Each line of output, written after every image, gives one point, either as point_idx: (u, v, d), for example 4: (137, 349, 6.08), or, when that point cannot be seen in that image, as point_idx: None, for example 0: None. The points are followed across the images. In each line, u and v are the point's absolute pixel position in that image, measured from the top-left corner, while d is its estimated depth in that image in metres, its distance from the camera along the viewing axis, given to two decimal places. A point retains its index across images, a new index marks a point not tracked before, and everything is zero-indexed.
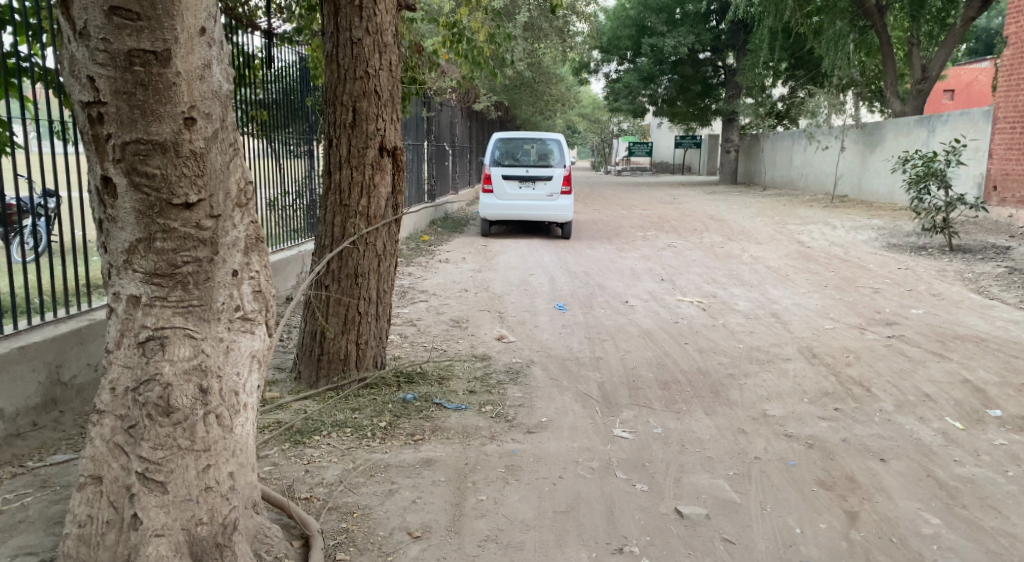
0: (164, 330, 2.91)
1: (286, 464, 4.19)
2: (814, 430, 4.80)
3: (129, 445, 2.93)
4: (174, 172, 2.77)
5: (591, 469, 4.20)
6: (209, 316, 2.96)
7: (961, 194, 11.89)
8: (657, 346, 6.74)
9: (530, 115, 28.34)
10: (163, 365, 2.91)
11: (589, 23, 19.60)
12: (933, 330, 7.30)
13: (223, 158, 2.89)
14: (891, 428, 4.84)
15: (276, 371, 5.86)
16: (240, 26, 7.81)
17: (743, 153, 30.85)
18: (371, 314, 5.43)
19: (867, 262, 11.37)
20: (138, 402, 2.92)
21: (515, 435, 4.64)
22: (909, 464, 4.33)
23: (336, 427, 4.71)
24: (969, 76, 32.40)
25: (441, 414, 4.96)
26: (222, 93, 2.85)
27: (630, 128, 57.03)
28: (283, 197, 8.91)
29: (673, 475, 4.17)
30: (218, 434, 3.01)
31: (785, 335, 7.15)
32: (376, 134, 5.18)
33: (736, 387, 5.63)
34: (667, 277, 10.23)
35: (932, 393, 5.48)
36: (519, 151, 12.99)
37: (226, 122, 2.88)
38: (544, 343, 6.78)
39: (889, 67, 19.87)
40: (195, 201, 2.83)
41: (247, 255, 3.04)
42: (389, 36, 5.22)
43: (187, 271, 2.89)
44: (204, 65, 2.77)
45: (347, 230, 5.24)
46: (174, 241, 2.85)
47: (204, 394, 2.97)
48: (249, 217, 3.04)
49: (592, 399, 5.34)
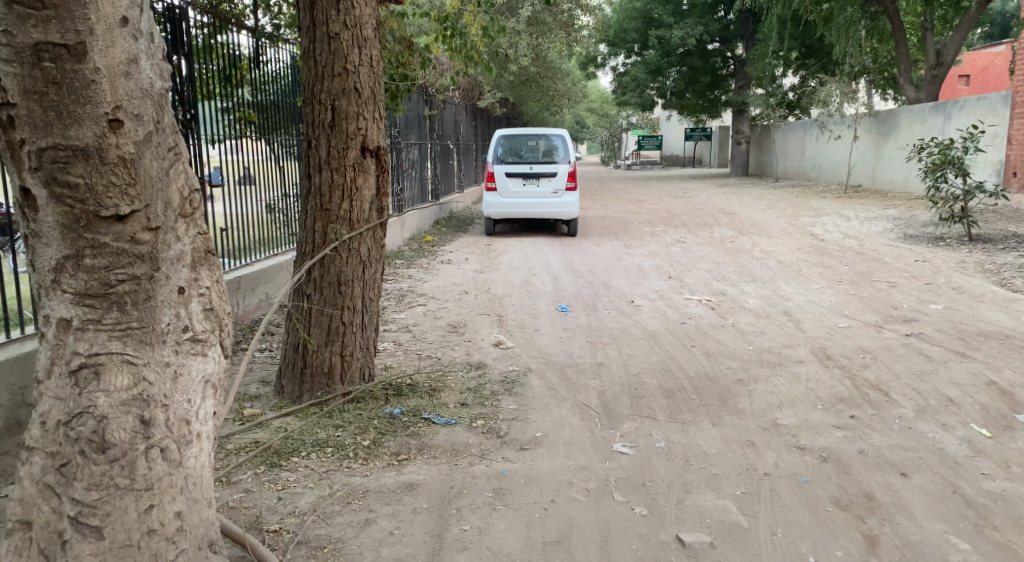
0: (100, 357, 2.60)
1: (258, 491, 3.90)
2: (828, 442, 4.46)
3: (61, 486, 2.62)
4: (101, 180, 2.47)
5: (586, 491, 3.89)
6: (153, 339, 2.67)
7: (981, 181, 11.51)
8: (663, 350, 6.41)
9: (536, 110, 28.01)
10: (98, 397, 2.61)
11: (595, 16, 19.15)
12: (953, 326, 6.93)
13: (160, 164, 2.61)
14: (912, 437, 4.51)
15: (260, 386, 5.55)
16: (226, 24, 7.49)
17: (754, 144, 30.41)
18: (355, 324, 5.11)
19: (884, 254, 10.99)
20: (70, 438, 2.61)
21: (506, 453, 4.34)
22: (933, 478, 3.99)
23: (317, 447, 4.41)
24: (985, 61, 31.96)
25: (429, 430, 4.65)
26: (154, 91, 2.57)
27: (640, 123, 56.73)
28: (281, 200, 8.63)
29: (675, 496, 3.85)
30: (161, 471, 2.71)
31: (798, 336, 6.82)
32: (357, 133, 4.87)
33: (745, 394, 5.29)
34: (674, 274, 9.90)
35: (956, 398, 5.13)
36: (524, 147, 12.67)
37: (161, 123, 2.60)
38: (543, 349, 6.47)
39: (902, 54, 19.47)
40: (129, 212, 2.53)
41: (196, 270, 2.77)
42: (370, 29, 4.91)
43: (123, 291, 2.58)
44: (129, 60, 2.48)
45: (328, 235, 4.93)
46: (106, 257, 2.55)
47: (146, 426, 2.67)
48: (195, 228, 2.76)
49: (591, 409, 5.02)
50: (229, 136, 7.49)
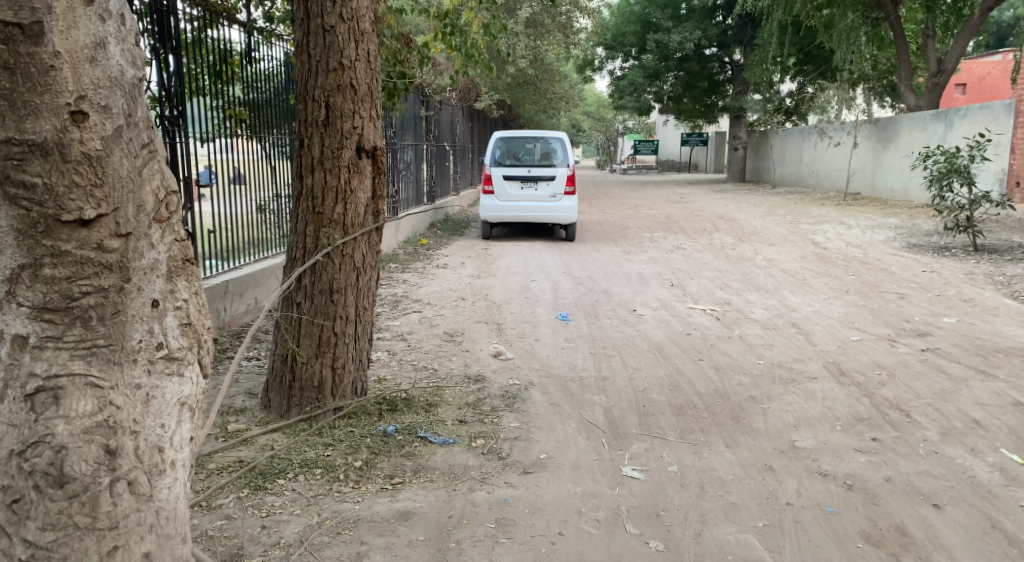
0: (60, 379, 2.27)
1: (240, 517, 3.60)
2: (851, 468, 4.18)
3: (12, 525, 2.29)
4: (62, 180, 2.17)
5: (595, 522, 3.61)
6: (122, 358, 2.35)
7: (988, 191, 11.25)
8: (669, 363, 6.13)
9: (532, 114, 27.79)
10: (57, 424, 2.28)
11: (593, 19, 18.89)
12: (971, 342, 6.65)
13: (131, 162, 2.30)
14: (940, 463, 4.23)
15: (246, 397, 5.26)
16: (217, 18, 7.19)
17: (751, 150, 30.21)
18: (348, 335, 4.81)
19: (890, 264, 10.74)
20: (24, 471, 2.28)
21: (509, 478, 4.05)
22: (968, 511, 3.71)
23: (305, 467, 4.12)
24: (982, 70, 31.81)
25: (426, 450, 4.36)
26: (124, 79, 2.26)
27: (636, 127, 56.66)
28: (273, 200, 8.31)
29: (693, 528, 3.58)
30: (128, 507, 2.40)
31: (809, 349, 6.54)
32: (353, 132, 4.57)
33: (759, 413, 5.00)
34: (676, 282, 9.63)
35: (982, 419, 4.85)
36: (522, 150, 12.38)
37: (132, 117, 2.29)
38: (545, 361, 6.17)
39: (903, 61, 19.22)
40: (95, 216, 2.23)
41: (172, 281, 2.46)
42: (367, 23, 4.62)
43: (87, 305, 2.26)
44: (95, 45, 2.19)
45: (320, 240, 4.63)
46: (68, 267, 2.23)
47: (112, 456, 2.35)
48: (172, 234, 2.46)
49: (598, 428, 4.73)
50: (219, 134, 7.18)
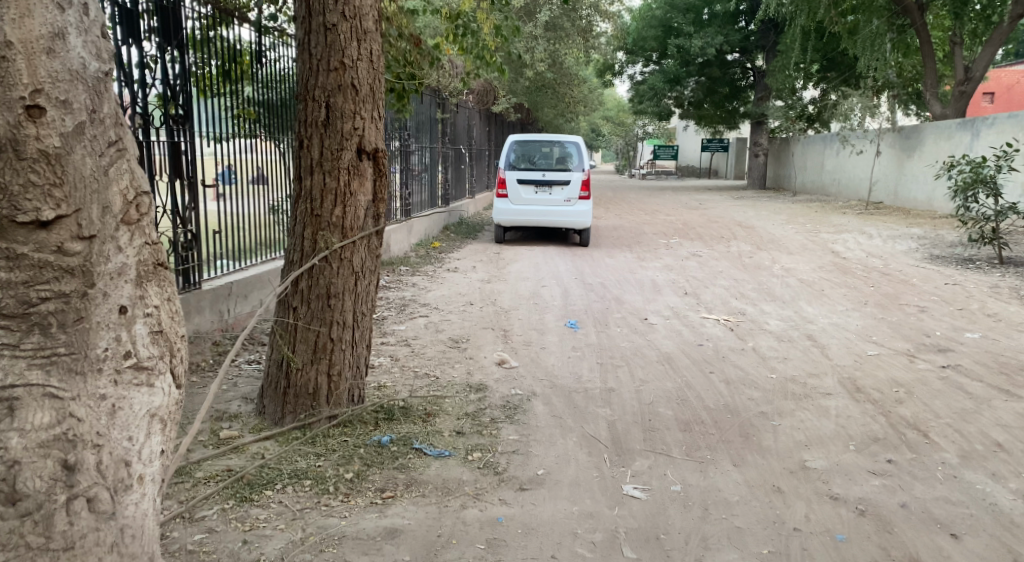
0: (15, 389, 2.04)
1: (222, 531, 3.47)
2: (864, 492, 3.98)
3: None
4: (16, 179, 1.99)
5: (591, 546, 3.44)
6: (85, 367, 2.11)
7: (1015, 202, 10.95)
8: (679, 375, 5.93)
9: (552, 118, 27.69)
10: (10, 437, 2.04)
11: (614, 22, 18.75)
12: (993, 359, 6.42)
13: (96, 161, 2.11)
14: (959, 489, 4.03)
15: (241, 403, 5.13)
16: (228, 17, 7.08)
17: (771, 156, 29.95)
18: (345, 341, 4.67)
19: (911, 276, 10.49)
20: None
21: (504, 495, 3.89)
22: (988, 541, 3.52)
23: (295, 478, 3.97)
24: (1010, 79, 31.39)
25: (420, 463, 4.21)
26: (88, 74, 2.09)
27: (657, 132, 56.39)
28: (285, 201, 8.18)
29: (693, 554, 3.41)
30: (86, 526, 2.12)
31: (824, 363, 6.33)
32: (353, 133, 4.43)
33: (769, 430, 4.81)
34: (690, 290, 9.42)
35: (1004, 442, 4.64)
36: (537, 154, 12.24)
37: (98, 113, 2.11)
38: (550, 370, 6.01)
39: (930, 69, 18.91)
40: (53, 216, 2.03)
41: (142, 286, 2.21)
42: (371, 21, 4.48)
43: (46, 311, 2.05)
44: (53, 36, 2.02)
45: (318, 243, 4.48)
46: (25, 271, 2.02)
47: (70, 472, 2.10)
48: (142, 237, 2.23)
49: (599, 443, 4.57)
50: (227, 133, 7.05)
